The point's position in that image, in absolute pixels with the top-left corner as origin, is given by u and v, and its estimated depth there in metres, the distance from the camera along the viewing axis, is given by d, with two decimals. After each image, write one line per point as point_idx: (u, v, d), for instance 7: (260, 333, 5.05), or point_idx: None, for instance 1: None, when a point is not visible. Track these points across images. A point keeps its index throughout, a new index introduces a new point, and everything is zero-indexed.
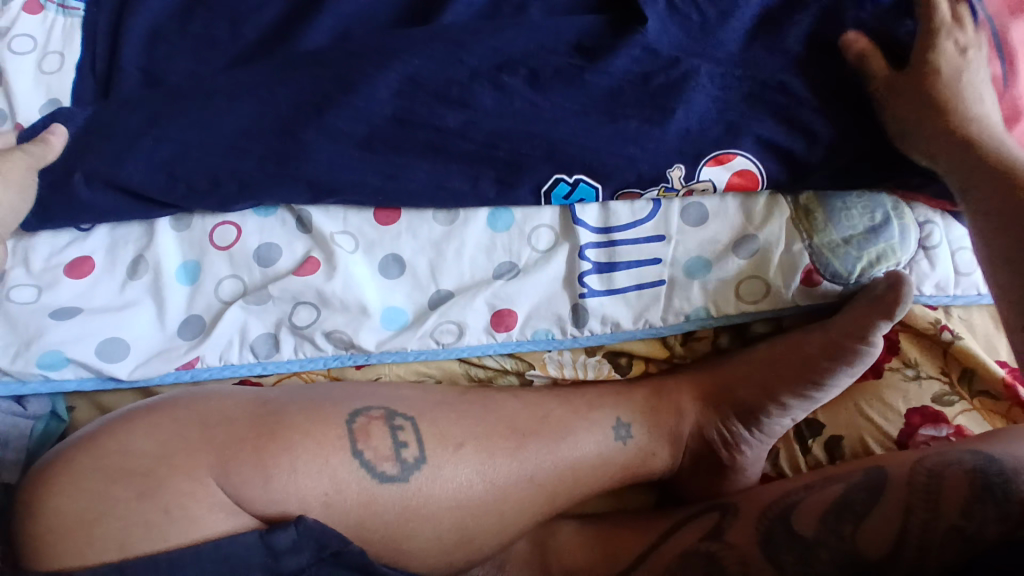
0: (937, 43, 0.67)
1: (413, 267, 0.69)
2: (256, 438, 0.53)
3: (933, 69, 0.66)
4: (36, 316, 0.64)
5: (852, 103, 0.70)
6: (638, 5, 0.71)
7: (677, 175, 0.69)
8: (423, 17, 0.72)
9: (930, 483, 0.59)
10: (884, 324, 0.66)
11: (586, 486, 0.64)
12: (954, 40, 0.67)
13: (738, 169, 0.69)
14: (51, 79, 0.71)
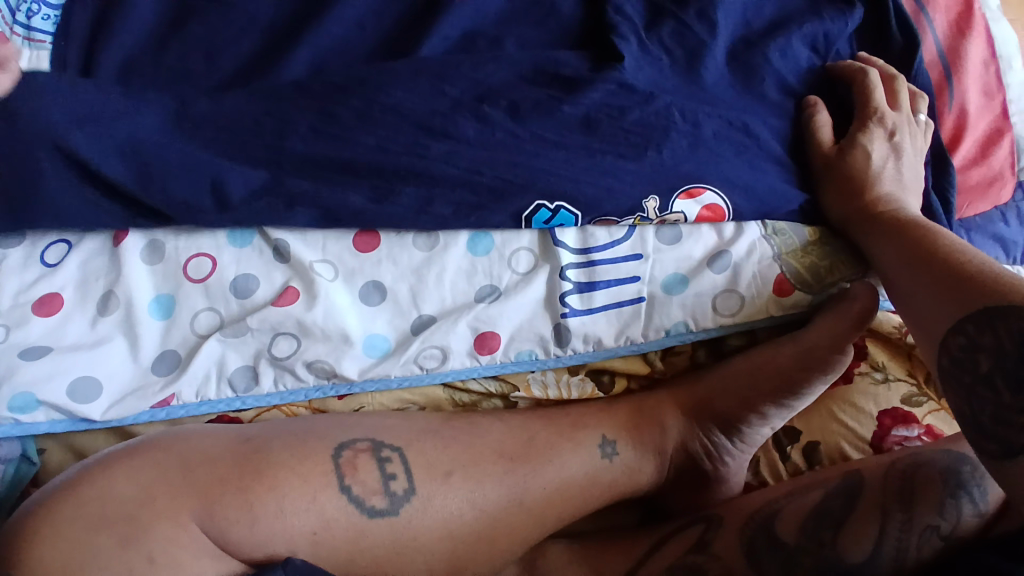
0: (869, 125, 0.76)
1: (394, 293, 0.68)
2: (240, 477, 0.52)
3: (867, 141, 0.75)
4: (4, 356, 0.62)
5: (802, 169, 0.78)
6: (613, 42, 0.73)
7: (653, 207, 0.70)
8: (400, 52, 0.73)
9: (905, 482, 0.62)
10: (853, 335, 0.69)
11: (575, 505, 0.65)
12: (882, 126, 0.77)
13: (707, 203, 0.71)
14: None
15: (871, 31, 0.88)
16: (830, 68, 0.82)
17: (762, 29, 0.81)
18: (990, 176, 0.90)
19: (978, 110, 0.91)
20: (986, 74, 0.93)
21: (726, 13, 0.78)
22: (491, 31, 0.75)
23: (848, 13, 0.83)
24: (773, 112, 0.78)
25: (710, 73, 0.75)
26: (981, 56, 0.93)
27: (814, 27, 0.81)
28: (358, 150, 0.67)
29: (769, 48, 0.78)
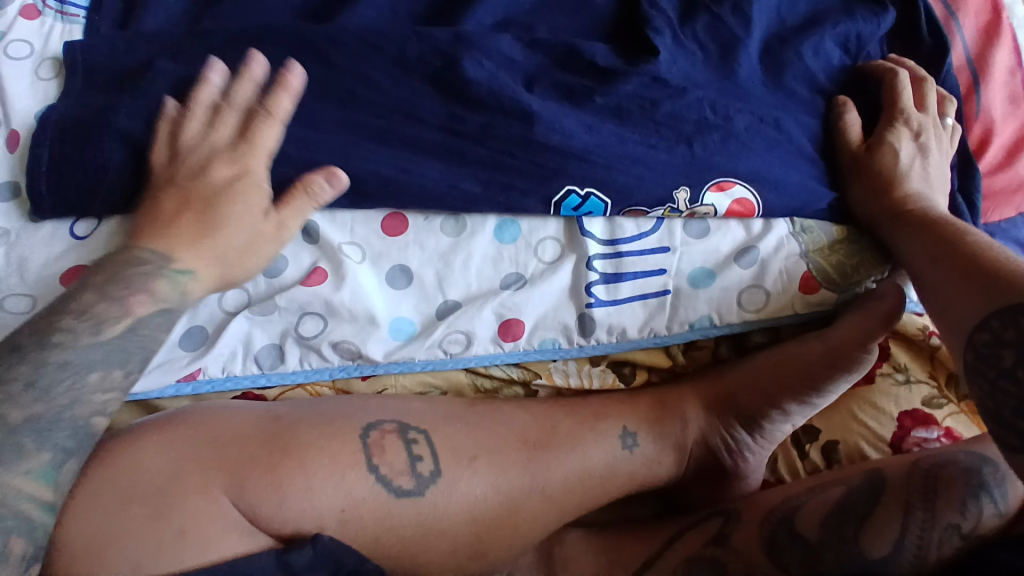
0: (895, 127, 0.76)
1: (420, 278, 0.69)
2: (269, 455, 0.53)
3: (894, 140, 0.75)
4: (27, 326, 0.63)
5: (830, 169, 0.77)
6: (648, 36, 0.73)
7: (683, 197, 0.70)
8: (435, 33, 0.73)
9: (928, 481, 0.61)
10: (881, 334, 0.68)
11: (595, 496, 0.65)
12: (907, 127, 0.77)
13: (737, 197, 0.71)
14: (48, 84, 0.69)
15: (903, 30, 0.86)
16: (859, 67, 0.81)
17: (796, 26, 0.81)
18: (1016, 182, 0.89)
19: (1005, 117, 0.90)
20: (1014, 80, 0.91)
21: (760, 9, 0.78)
22: (524, 19, 0.75)
23: (881, 14, 0.83)
24: (804, 108, 0.77)
25: (744, 68, 0.75)
26: (1009, 61, 0.92)
27: (846, 27, 0.80)
28: (393, 133, 0.67)
29: (802, 45, 0.78)
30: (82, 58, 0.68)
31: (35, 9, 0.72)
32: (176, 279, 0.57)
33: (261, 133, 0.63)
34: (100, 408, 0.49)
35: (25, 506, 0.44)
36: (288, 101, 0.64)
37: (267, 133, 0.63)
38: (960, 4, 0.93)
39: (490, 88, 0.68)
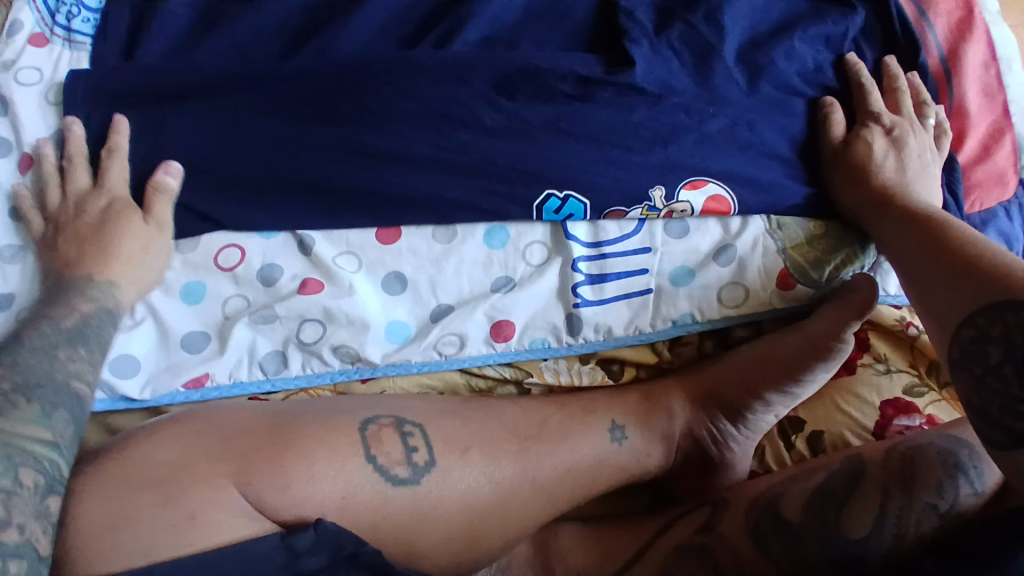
0: (868, 129, 0.79)
1: (414, 284, 0.72)
2: (273, 447, 0.56)
3: (869, 137, 0.78)
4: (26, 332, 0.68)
5: (812, 168, 0.81)
6: (625, 49, 0.76)
7: (659, 196, 0.73)
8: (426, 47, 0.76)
9: (904, 463, 0.64)
10: (855, 324, 0.71)
11: (585, 487, 0.68)
12: (881, 128, 0.80)
13: (711, 194, 0.74)
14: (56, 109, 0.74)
15: (884, 36, 0.89)
16: (844, 65, 0.85)
17: (770, 31, 0.83)
18: (995, 173, 0.92)
19: (980, 110, 0.94)
20: (987, 74, 0.95)
21: (734, 15, 0.80)
22: (509, 34, 0.79)
23: (849, 17, 0.85)
24: (780, 111, 0.80)
25: (719, 73, 0.78)
26: (981, 56, 0.96)
27: (817, 30, 0.83)
28: (383, 145, 0.71)
29: (774, 50, 0.81)
30: (84, 81, 0.72)
31: (43, 37, 0.77)
32: (104, 288, 0.64)
33: (111, 171, 0.69)
34: (76, 375, 0.56)
35: (32, 446, 0.49)
36: (124, 138, 0.70)
37: (115, 168, 0.69)
38: (931, 3, 0.96)
39: (474, 104, 0.72)
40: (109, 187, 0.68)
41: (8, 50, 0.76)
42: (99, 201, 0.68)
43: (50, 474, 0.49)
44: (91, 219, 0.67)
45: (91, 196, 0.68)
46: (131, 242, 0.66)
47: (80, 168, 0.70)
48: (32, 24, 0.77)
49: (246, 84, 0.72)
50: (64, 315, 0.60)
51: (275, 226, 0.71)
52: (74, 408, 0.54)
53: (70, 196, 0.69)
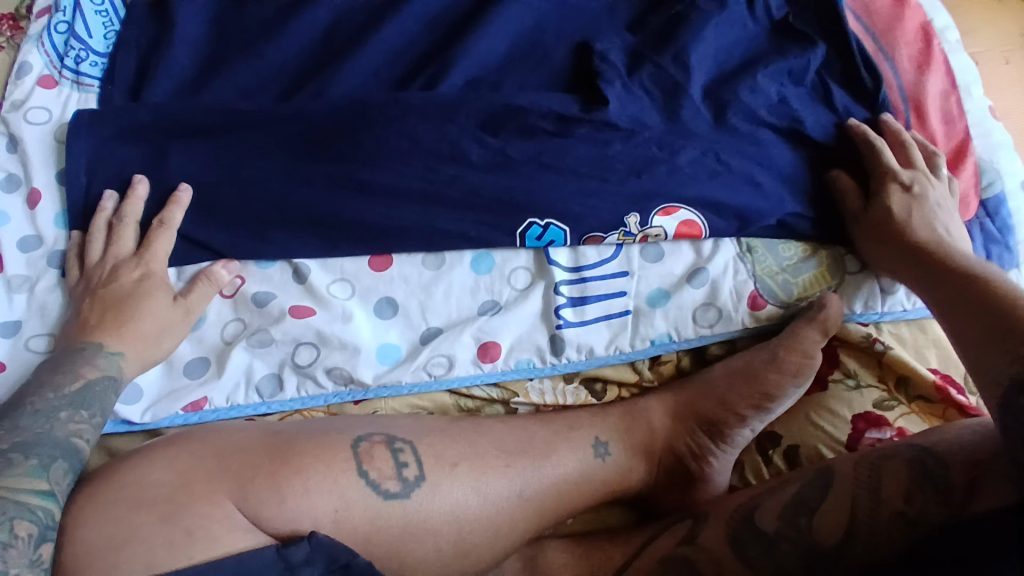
0: (889, 186, 0.83)
1: (405, 308, 0.76)
2: (271, 463, 0.59)
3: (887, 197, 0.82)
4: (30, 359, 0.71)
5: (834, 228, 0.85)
6: (600, 88, 0.82)
7: (634, 222, 0.78)
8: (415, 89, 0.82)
9: (873, 473, 0.67)
10: (819, 340, 0.77)
11: (571, 503, 0.71)
12: (901, 183, 0.83)
13: (683, 219, 0.79)
14: (60, 144, 0.79)
15: (847, 70, 0.90)
16: (816, 100, 0.88)
17: (735, 68, 0.87)
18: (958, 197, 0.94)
19: (942, 137, 0.97)
20: (947, 102, 0.99)
21: (700, 56, 0.85)
22: (493, 76, 0.84)
23: (810, 52, 0.87)
24: (749, 142, 0.83)
25: (688, 108, 0.83)
26: (939, 85, 0.99)
27: (780, 65, 0.86)
28: (375, 180, 0.76)
29: (738, 86, 0.84)
30: (90, 119, 0.76)
31: (52, 79, 0.83)
32: (111, 357, 0.65)
33: (156, 241, 0.72)
34: (76, 433, 0.59)
35: (27, 497, 0.52)
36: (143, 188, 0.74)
37: (160, 239, 0.72)
38: (889, 41, 1.00)
39: (461, 140, 0.78)
40: (147, 258, 0.71)
41: (20, 93, 0.82)
42: (133, 271, 0.70)
43: (43, 524, 0.52)
44: (105, 279, 0.70)
45: (128, 261, 0.70)
46: (152, 321, 0.68)
47: (128, 233, 0.72)
48: (41, 67, 0.83)
49: (245, 123, 0.77)
50: (70, 381, 0.62)
51: (267, 257, 0.75)
52: (71, 459, 0.57)
53: (108, 259, 0.71)
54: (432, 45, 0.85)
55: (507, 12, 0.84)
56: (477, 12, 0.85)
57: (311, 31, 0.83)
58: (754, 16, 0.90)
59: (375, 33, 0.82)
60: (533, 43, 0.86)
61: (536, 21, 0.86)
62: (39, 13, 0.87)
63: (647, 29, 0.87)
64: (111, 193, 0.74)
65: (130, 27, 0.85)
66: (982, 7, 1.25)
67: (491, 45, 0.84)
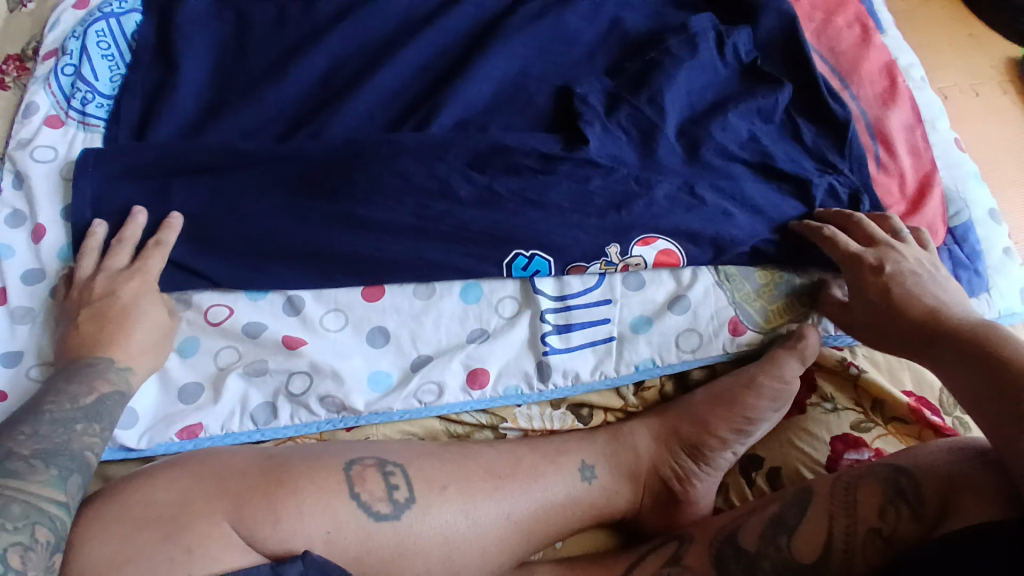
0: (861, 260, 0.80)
1: (397, 337, 0.79)
2: (267, 485, 0.61)
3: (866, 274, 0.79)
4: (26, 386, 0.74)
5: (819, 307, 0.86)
6: (580, 129, 0.85)
7: (614, 252, 0.82)
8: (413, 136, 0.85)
9: (848, 491, 0.69)
10: (796, 367, 0.80)
11: (557, 525, 0.73)
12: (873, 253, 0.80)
13: (661, 249, 0.83)
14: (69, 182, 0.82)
15: (812, 107, 0.94)
16: (785, 135, 0.92)
17: (706, 110, 0.91)
18: (928, 224, 0.96)
19: (909, 168, 1.01)
20: (913, 136, 1.04)
21: (673, 98, 0.89)
22: (480, 116, 0.89)
23: (778, 90, 0.92)
24: (724, 177, 0.87)
25: (664, 147, 0.86)
26: (905, 119, 1.05)
27: (748, 105, 0.91)
28: (368, 215, 0.79)
29: (710, 125, 0.89)
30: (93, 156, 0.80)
31: (58, 119, 0.87)
32: (122, 373, 0.68)
33: (150, 258, 0.75)
34: (90, 446, 0.60)
35: (45, 505, 0.54)
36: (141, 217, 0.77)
37: (154, 258, 0.75)
38: (853, 79, 1.06)
39: (450, 175, 0.81)
40: (142, 271, 0.74)
41: (27, 132, 0.86)
42: (127, 287, 0.72)
43: (58, 533, 0.53)
44: (100, 295, 0.72)
45: (123, 274, 0.73)
46: (148, 333, 0.71)
47: (121, 252, 0.75)
48: (49, 107, 0.88)
49: (244, 160, 0.80)
50: (84, 393, 0.64)
51: (262, 287, 0.78)
52: (86, 472, 0.58)
53: (100, 274, 0.73)
54: (422, 90, 0.90)
55: (493, 58, 0.89)
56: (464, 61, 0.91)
57: (306, 76, 0.87)
58: (723, 60, 0.94)
59: (369, 79, 0.87)
60: (518, 87, 0.91)
61: (520, 68, 0.91)
62: (46, 57, 0.92)
63: (623, 74, 0.92)
64: (101, 221, 0.78)
65: (133, 71, 0.89)
66: (947, 49, 1.32)
67: (478, 89, 0.88)
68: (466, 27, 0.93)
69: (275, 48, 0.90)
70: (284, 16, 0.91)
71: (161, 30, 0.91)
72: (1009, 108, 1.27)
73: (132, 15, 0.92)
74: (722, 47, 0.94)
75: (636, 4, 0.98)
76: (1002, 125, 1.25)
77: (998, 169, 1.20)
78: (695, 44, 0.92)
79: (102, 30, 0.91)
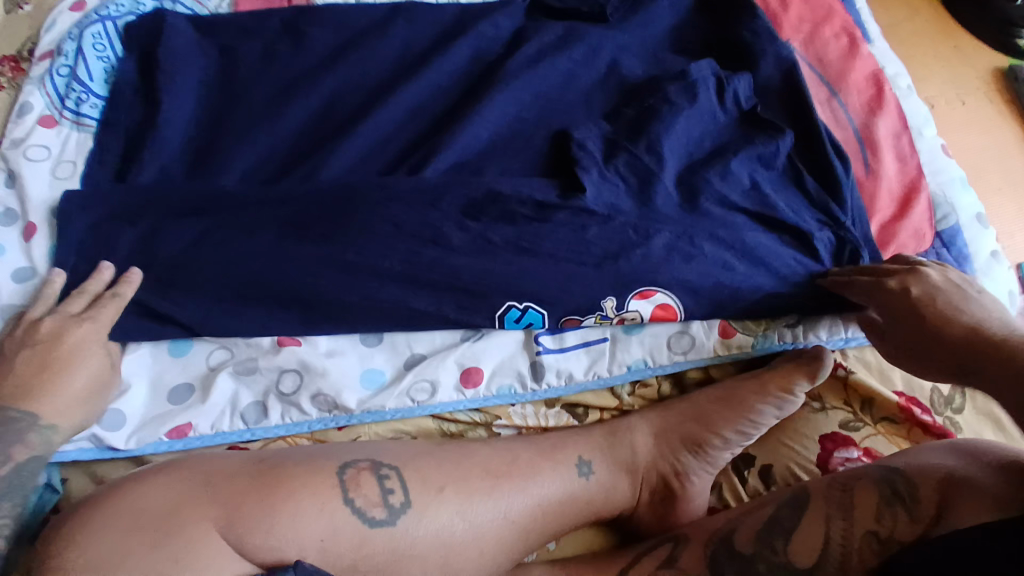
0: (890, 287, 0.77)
1: (391, 338, 0.80)
2: (258, 490, 0.60)
3: (899, 302, 0.76)
4: None
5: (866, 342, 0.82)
6: (576, 178, 0.84)
7: (610, 306, 0.81)
8: (410, 155, 0.86)
9: (846, 493, 0.70)
10: (803, 383, 0.81)
11: (556, 521, 0.73)
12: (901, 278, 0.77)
13: (659, 302, 0.82)
14: (65, 183, 0.82)
15: (812, 162, 0.94)
16: (787, 182, 0.91)
17: (704, 159, 0.90)
18: (912, 230, 0.98)
19: (894, 174, 1.02)
20: (900, 142, 1.05)
21: (671, 146, 0.88)
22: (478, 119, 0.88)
23: (779, 138, 0.91)
24: (723, 227, 0.84)
25: (661, 196, 0.85)
26: (892, 126, 1.06)
27: (749, 154, 0.89)
28: (358, 258, 0.77)
29: (709, 174, 0.87)
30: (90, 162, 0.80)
31: (52, 118, 0.87)
32: (44, 432, 0.65)
33: (104, 310, 0.72)
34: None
35: None
36: (104, 275, 0.74)
37: (108, 310, 0.72)
38: (841, 87, 1.08)
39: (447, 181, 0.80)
40: (93, 317, 0.71)
41: (21, 131, 0.85)
42: (76, 334, 0.69)
43: None
44: (45, 336, 0.68)
45: (69, 322, 0.70)
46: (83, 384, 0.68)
47: (77, 304, 0.72)
48: (43, 108, 0.87)
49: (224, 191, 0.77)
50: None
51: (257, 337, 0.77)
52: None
53: (51, 316, 0.70)
54: (419, 128, 0.89)
55: (492, 97, 0.89)
56: (463, 102, 0.91)
57: (302, 106, 0.87)
58: (722, 107, 0.94)
59: (366, 119, 0.85)
60: (514, 96, 0.91)
61: (517, 112, 0.91)
62: (42, 58, 0.92)
63: (622, 119, 0.92)
64: (59, 271, 0.75)
65: (127, 77, 0.88)
66: (935, 60, 1.35)
67: (476, 115, 0.88)
68: (464, 62, 0.94)
69: (272, 53, 0.90)
70: (280, 37, 0.91)
71: (150, 39, 0.90)
72: (995, 117, 1.29)
73: (128, 18, 0.92)
74: (722, 94, 0.94)
75: (631, 48, 1.00)
76: (990, 136, 1.27)
77: (985, 176, 1.22)
78: (694, 92, 0.91)
79: (98, 32, 0.90)
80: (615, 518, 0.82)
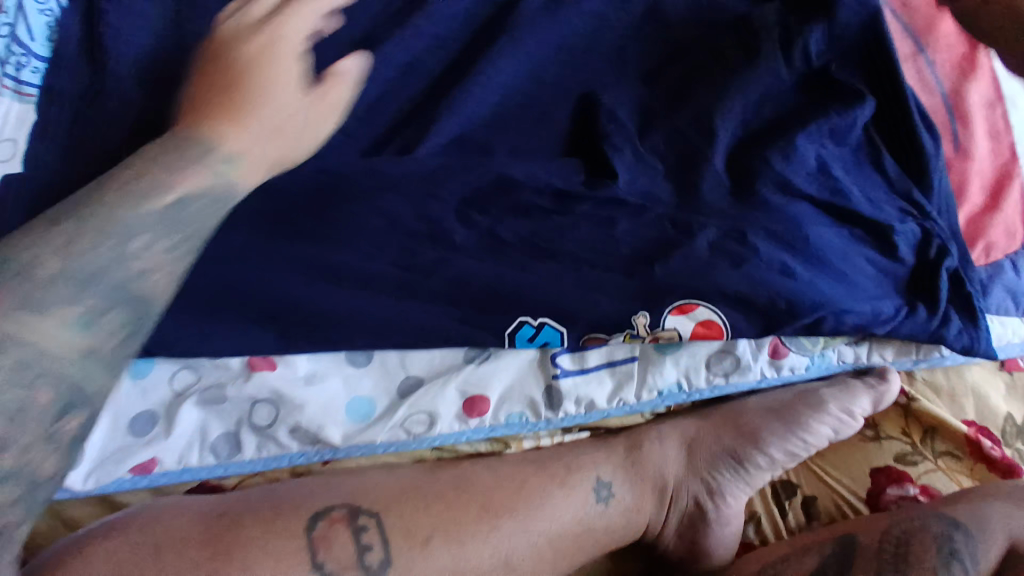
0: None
1: (380, 357, 0.68)
2: (211, 560, 0.54)
3: None
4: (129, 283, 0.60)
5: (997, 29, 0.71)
6: (608, 157, 0.71)
7: (642, 323, 0.68)
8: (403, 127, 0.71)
9: (899, 549, 0.60)
10: (863, 400, 0.72)
11: (569, 555, 0.64)
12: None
13: (701, 318, 0.68)
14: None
15: (893, 132, 0.78)
16: (862, 161, 0.77)
17: (762, 129, 0.75)
18: (1004, 227, 0.82)
19: (986, 154, 0.85)
20: (993, 115, 0.87)
21: (725, 116, 0.73)
22: (483, 85, 0.72)
23: (857, 107, 0.75)
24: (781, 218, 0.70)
25: (708, 180, 0.71)
26: (986, 95, 0.88)
27: (818, 125, 0.73)
28: (346, 262, 0.65)
29: (771, 152, 0.72)
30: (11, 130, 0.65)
31: None
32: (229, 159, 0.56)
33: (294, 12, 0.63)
34: None
35: None
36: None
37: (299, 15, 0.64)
38: (930, 39, 0.88)
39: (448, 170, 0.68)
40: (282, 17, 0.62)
41: None
42: (260, 37, 0.61)
43: None
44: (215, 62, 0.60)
45: (252, 28, 0.61)
46: (287, 99, 0.60)
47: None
48: None
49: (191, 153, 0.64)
50: None
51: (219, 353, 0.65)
52: (133, 328, 0.52)
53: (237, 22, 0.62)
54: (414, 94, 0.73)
55: (501, 52, 0.73)
56: (465, 59, 0.74)
57: None
58: (789, 65, 0.76)
59: None
60: (528, 54, 0.74)
61: (531, 72, 0.75)
62: None
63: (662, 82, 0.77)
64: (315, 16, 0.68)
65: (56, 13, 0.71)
66: None
67: (480, 79, 0.72)
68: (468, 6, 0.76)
69: None
70: None
71: None
72: None
73: None
74: (789, 49, 0.76)
75: None
76: None
77: None
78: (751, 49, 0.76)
79: None
80: (634, 543, 0.74)
